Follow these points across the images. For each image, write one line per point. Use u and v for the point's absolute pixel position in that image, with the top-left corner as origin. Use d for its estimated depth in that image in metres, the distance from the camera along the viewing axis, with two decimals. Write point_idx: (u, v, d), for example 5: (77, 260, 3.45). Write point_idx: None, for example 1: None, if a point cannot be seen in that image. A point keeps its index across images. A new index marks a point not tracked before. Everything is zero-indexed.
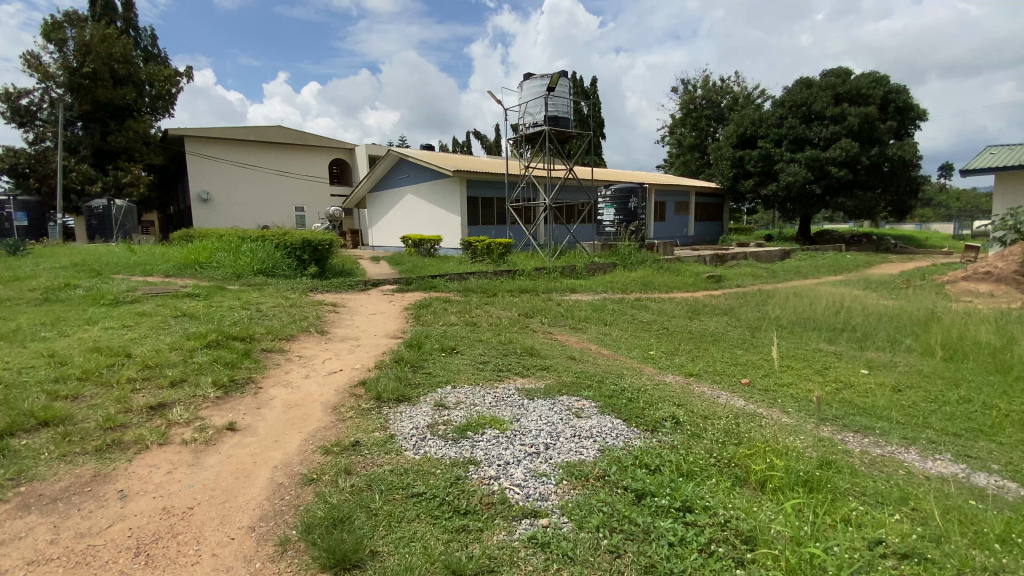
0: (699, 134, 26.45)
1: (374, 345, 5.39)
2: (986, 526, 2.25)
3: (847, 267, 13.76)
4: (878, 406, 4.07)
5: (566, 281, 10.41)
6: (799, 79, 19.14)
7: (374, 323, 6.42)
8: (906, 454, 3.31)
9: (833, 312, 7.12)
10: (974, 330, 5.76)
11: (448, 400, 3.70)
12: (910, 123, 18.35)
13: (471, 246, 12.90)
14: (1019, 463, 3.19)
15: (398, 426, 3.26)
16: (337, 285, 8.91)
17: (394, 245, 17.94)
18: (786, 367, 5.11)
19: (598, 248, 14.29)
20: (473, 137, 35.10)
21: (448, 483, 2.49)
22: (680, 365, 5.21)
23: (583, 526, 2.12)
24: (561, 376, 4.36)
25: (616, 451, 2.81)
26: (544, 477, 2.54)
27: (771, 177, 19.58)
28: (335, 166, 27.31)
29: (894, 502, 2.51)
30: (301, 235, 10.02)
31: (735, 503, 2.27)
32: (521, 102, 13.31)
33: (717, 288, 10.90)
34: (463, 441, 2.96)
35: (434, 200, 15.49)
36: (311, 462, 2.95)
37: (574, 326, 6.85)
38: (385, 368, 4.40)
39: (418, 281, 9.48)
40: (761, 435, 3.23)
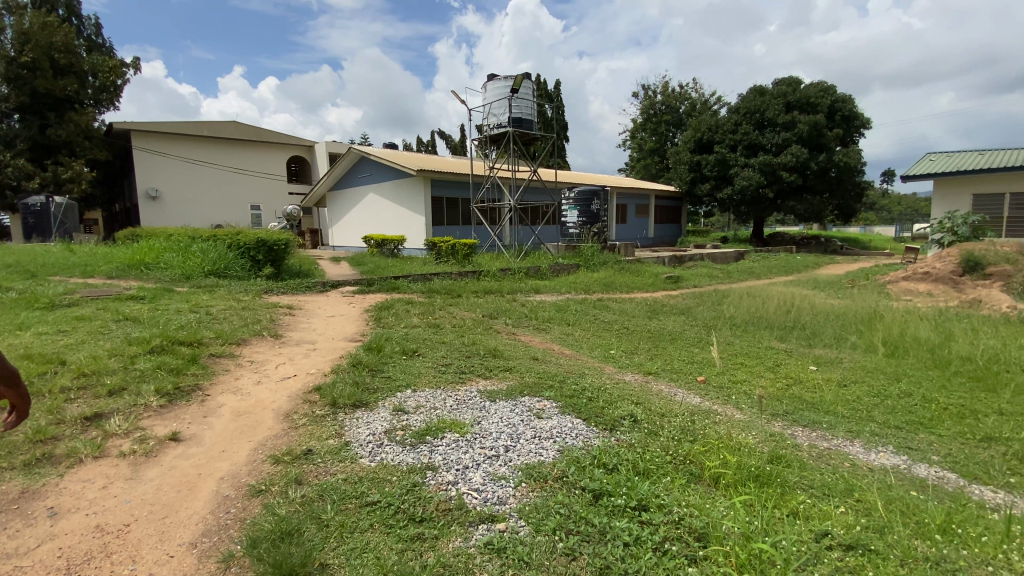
0: (659, 138, 27.10)
1: (331, 349, 5.22)
2: (927, 517, 2.36)
3: (797, 267, 14.42)
4: (825, 401, 4.25)
5: (531, 282, 10.45)
6: (753, 87, 19.89)
7: (332, 326, 6.23)
8: (851, 447, 3.46)
9: (784, 311, 7.41)
10: (913, 327, 6.10)
11: (408, 404, 3.61)
12: (855, 131, 19.36)
13: (435, 246, 12.77)
14: (957, 454, 3.37)
15: (354, 432, 3.15)
16: (295, 286, 8.65)
17: (355, 245, 17.55)
18: (739, 364, 5.27)
19: (562, 249, 14.44)
20: (438, 137, 34.80)
21: (403, 490, 2.41)
22: (639, 363, 5.29)
23: (540, 530, 2.10)
24: (523, 377, 4.34)
25: (575, 451, 2.81)
26: (502, 480, 2.51)
27: (726, 181, 20.28)
28: (293, 164, 26.49)
29: (839, 494, 2.61)
30: (256, 234, 9.64)
31: (689, 500, 2.30)
32: (485, 103, 13.26)
33: (676, 288, 11.20)
34: (422, 446, 2.90)
35: (397, 200, 15.24)
36: (260, 472, 2.81)
37: (538, 326, 6.87)
38: (342, 373, 4.26)
39: (380, 281, 9.31)
40: (714, 431, 3.30)
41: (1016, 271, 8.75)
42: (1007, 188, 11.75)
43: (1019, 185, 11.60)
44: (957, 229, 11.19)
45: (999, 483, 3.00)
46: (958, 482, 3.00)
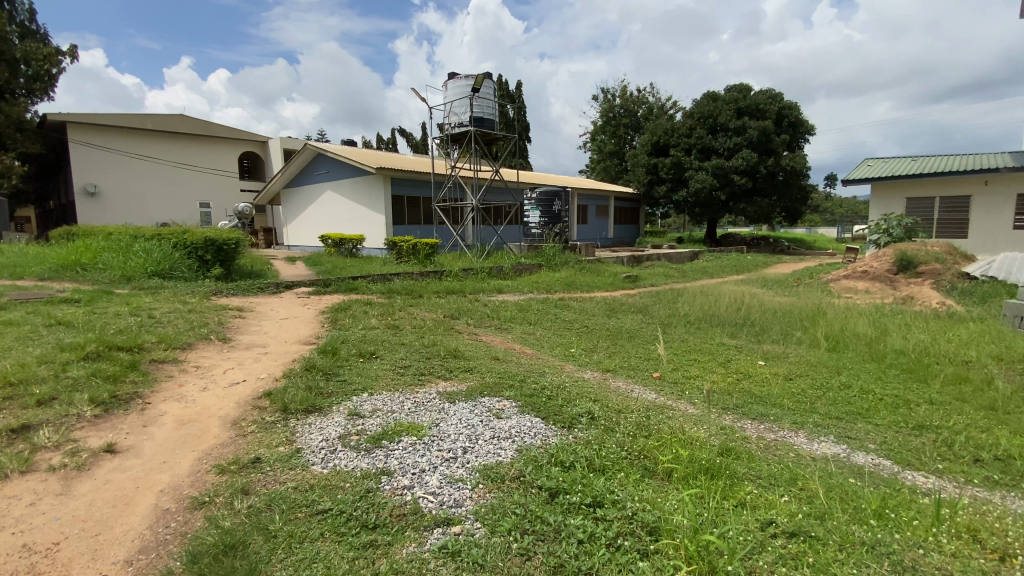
0: (618, 140, 27.65)
1: (283, 353, 5.03)
2: (863, 503, 2.49)
3: (748, 267, 15.02)
4: (773, 394, 4.43)
5: (493, 282, 10.42)
6: (706, 93, 20.58)
7: (285, 328, 6.01)
8: (796, 438, 3.61)
9: (735, 309, 7.69)
10: (853, 323, 6.46)
11: (363, 408, 3.52)
12: (800, 137, 20.34)
13: (396, 246, 12.54)
14: (891, 441, 3.59)
15: (305, 438, 3.05)
16: (247, 288, 8.31)
17: (312, 244, 17.02)
18: (693, 360, 5.43)
19: (524, 249, 14.48)
20: (398, 135, 34.27)
21: (356, 497, 2.35)
22: (598, 361, 5.37)
23: (495, 530, 2.09)
24: (483, 377, 4.32)
25: (533, 451, 2.81)
26: (460, 482, 2.48)
27: (682, 183, 20.88)
28: (245, 160, 25.47)
29: (784, 483, 2.72)
30: (204, 233, 9.19)
31: (642, 495, 2.34)
32: (446, 101, 13.14)
33: (635, 287, 11.43)
34: (377, 451, 2.82)
35: (356, 198, 14.89)
36: (203, 483, 2.67)
37: (499, 326, 6.85)
38: (295, 377, 4.10)
39: (338, 282, 9.07)
40: (668, 427, 3.38)
41: (944, 269, 9.41)
42: (936, 192, 12.62)
43: (946, 189, 12.48)
44: (892, 230, 11.95)
45: (930, 468, 3.21)
46: (892, 469, 3.19)
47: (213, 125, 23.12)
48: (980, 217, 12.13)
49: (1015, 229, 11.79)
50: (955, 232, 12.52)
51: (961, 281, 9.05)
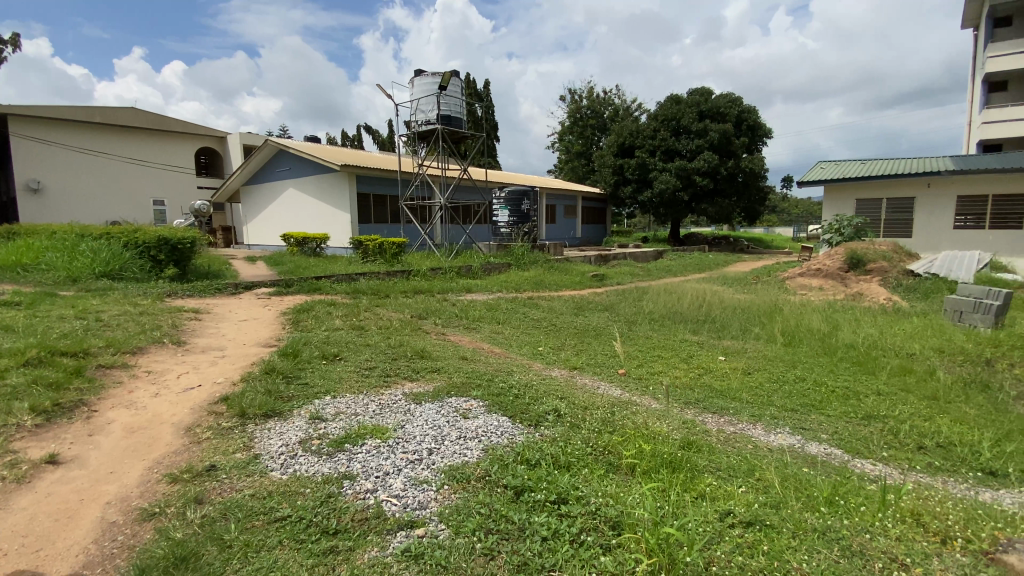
0: (585, 141, 27.97)
1: (242, 356, 4.85)
2: (816, 491, 2.60)
3: (710, 265, 15.44)
4: (732, 388, 4.56)
5: (461, 281, 10.34)
6: (670, 96, 21.03)
7: (245, 331, 5.80)
8: (754, 430, 3.73)
9: (697, 306, 7.89)
10: (808, 319, 6.74)
11: (326, 412, 3.43)
12: (759, 140, 21.04)
13: (362, 245, 12.29)
14: (842, 431, 3.75)
15: (264, 444, 2.95)
16: (203, 288, 7.99)
17: (274, 243, 16.52)
18: (657, 357, 5.54)
19: (492, 249, 14.43)
20: (364, 132, 33.62)
21: (317, 502, 2.28)
22: (565, 359, 5.41)
23: (460, 531, 2.07)
24: (451, 378, 4.28)
25: (499, 450, 2.80)
26: (425, 484, 2.45)
27: (647, 184, 21.28)
28: (202, 156, 24.49)
29: (743, 474, 2.81)
30: (157, 232, 8.80)
31: (606, 490, 2.37)
32: (412, 98, 12.97)
33: (602, 286, 11.57)
34: (339, 455, 2.76)
35: (320, 196, 14.54)
36: (154, 494, 2.55)
37: (467, 326, 6.80)
38: (254, 381, 3.97)
39: (300, 283, 8.82)
40: (632, 422, 3.43)
41: (890, 267, 9.92)
42: (884, 194, 13.28)
43: (892, 191, 13.14)
44: (843, 230, 12.52)
45: (878, 456, 3.37)
46: (843, 458, 3.33)
47: (167, 119, 22.15)
48: (923, 217, 12.83)
49: (954, 228, 12.51)
50: (901, 232, 13.18)
51: (907, 278, 9.55)
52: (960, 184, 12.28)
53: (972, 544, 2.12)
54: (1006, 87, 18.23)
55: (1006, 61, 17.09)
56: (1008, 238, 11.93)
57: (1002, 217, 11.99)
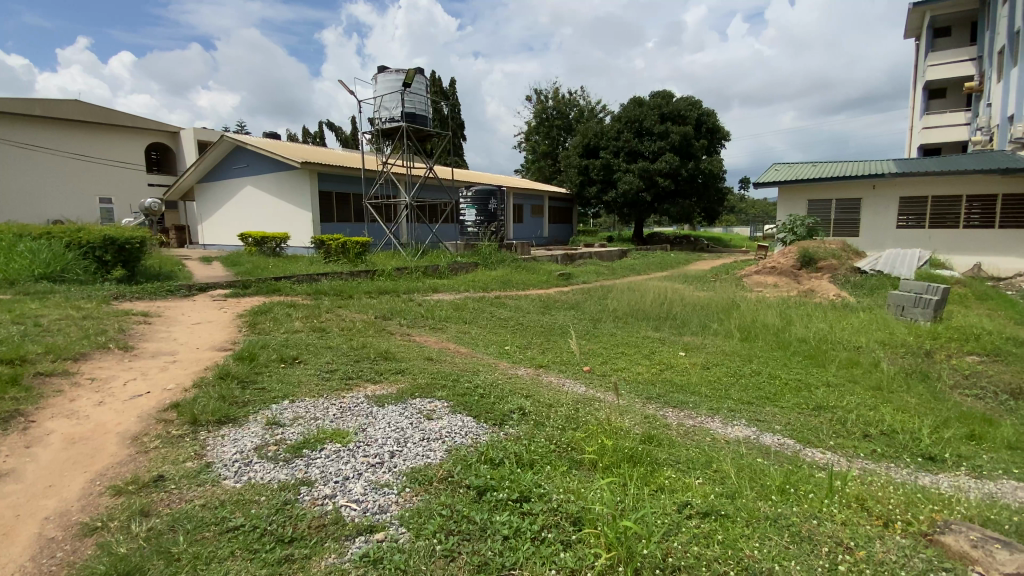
0: (551, 141, 28.19)
1: (194, 361, 4.65)
2: (769, 480, 2.70)
3: (673, 264, 15.84)
4: (692, 382, 4.70)
5: (428, 281, 10.23)
6: (633, 98, 21.38)
7: (198, 334, 5.57)
8: (712, 423, 3.85)
9: (659, 303, 8.08)
10: (763, 315, 7.00)
11: (283, 417, 3.33)
12: (718, 142, 21.68)
13: (324, 245, 11.99)
14: (793, 422, 3.91)
15: (216, 452, 2.84)
16: (153, 290, 7.62)
17: (231, 243, 15.92)
18: (621, 353, 5.65)
19: (459, 248, 14.31)
20: (326, 129, 32.83)
21: (272, 510, 2.21)
22: (532, 357, 5.44)
23: (420, 534, 2.04)
24: (415, 379, 4.22)
25: (462, 450, 2.78)
26: (385, 487, 2.40)
27: (611, 184, 21.63)
28: (153, 152, 23.36)
29: (701, 466, 2.89)
30: (102, 231, 8.34)
31: (568, 487, 2.39)
32: (376, 95, 12.72)
33: (568, 284, 11.69)
34: (297, 461, 2.68)
35: (280, 195, 14.12)
36: (96, 507, 2.41)
37: (433, 326, 6.74)
38: (207, 386, 3.82)
39: (258, 284, 8.52)
40: (595, 418, 3.49)
41: (840, 265, 10.42)
42: (833, 195, 13.92)
43: (842, 192, 13.78)
44: (796, 229, 13.07)
45: (826, 445, 3.52)
46: (795, 447, 3.47)
47: (114, 114, 21.09)
48: (869, 217, 13.51)
49: (897, 228, 13.22)
50: (850, 232, 13.83)
51: (854, 275, 10.05)
52: (902, 186, 12.99)
53: (911, 526, 2.25)
54: (944, 94, 19.41)
55: (944, 70, 18.18)
56: (945, 237, 12.68)
57: (940, 217, 12.73)
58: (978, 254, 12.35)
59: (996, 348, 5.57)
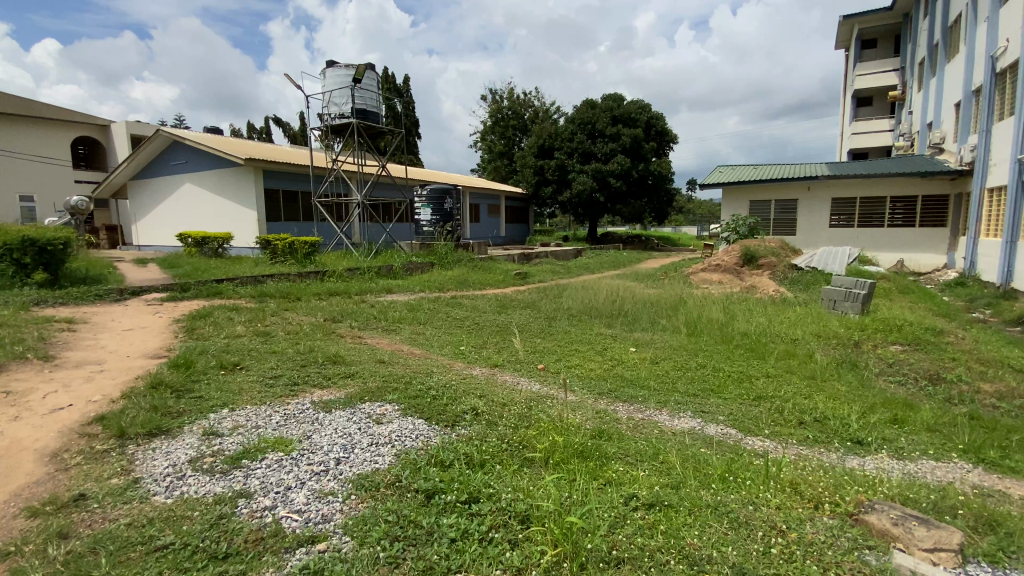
0: (507, 141, 28.26)
1: (124, 370, 4.35)
2: (713, 469, 2.80)
3: (624, 262, 16.22)
4: (641, 377, 4.83)
5: (382, 282, 10.03)
6: (585, 100, 21.71)
7: (129, 342, 5.21)
8: (660, 416, 3.96)
9: (611, 301, 8.26)
10: (709, 311, 7.26)
11: (222, 426, 3.17)
12: (666, 145, 22.36)
13: (270, 245, 11.52)
14: (735, 412, 4.07)
15: (146, 466, 2.66)
16: (80, 295, 7.09)
17: (168, 244, 15.03)
18: (575, 351, 5.72)
19: (414, 248, 14.06)
20: (273, 124, 31.53)
21: (205, 525, 2.10)
22: (487, 357, 5.42)
23: (364, 542, 1.99)
24: (365, 383, 4.10)
25: (412, 454, 2.73)
26: (329, 496, 2.33)
27: (566, 185, 21.90)
28: (80, 146, 21.73)
29: (648, 458, 2.97)
30: (20, 231, 7.68)
31: (519, 486, 2.40)
32: (324, 91, 12.31)
33: (523, 284, 11.74)
34: (235, 473, 2.56)
35: (223, 193, 13.45)
36: (6, 531, 2.18)
37: (387, 327, 6.60)
38: (137, 397, 3.57)
39: (198, 287, 8.07)
40: (547, 415, 3.53)
41: (778, 262, 11.00)
42: (773, 196, 14.65)
43: (780, 193, 14.53)
44: (739, 229, 13.72)
45: (764, 433, 3.70)
46: (736, 436, 3.62)
47: (35, 105, 19.53)
48: (805, 217, 14.31)
49: (830, 227, 14.07)
50: (788, 230, 14.59)
51: (791, 272, 10.77)
52: (834, 188, 13.83)
53: (839, 507, 2.39)
54: (871, 102, 20.81)
55: (871, 79, 19.45)
56: (873, 235, 13.60)
57: (867, 217, 13.65)
58: (901, 251, 13.31)
59: (916, 338, 6.03)
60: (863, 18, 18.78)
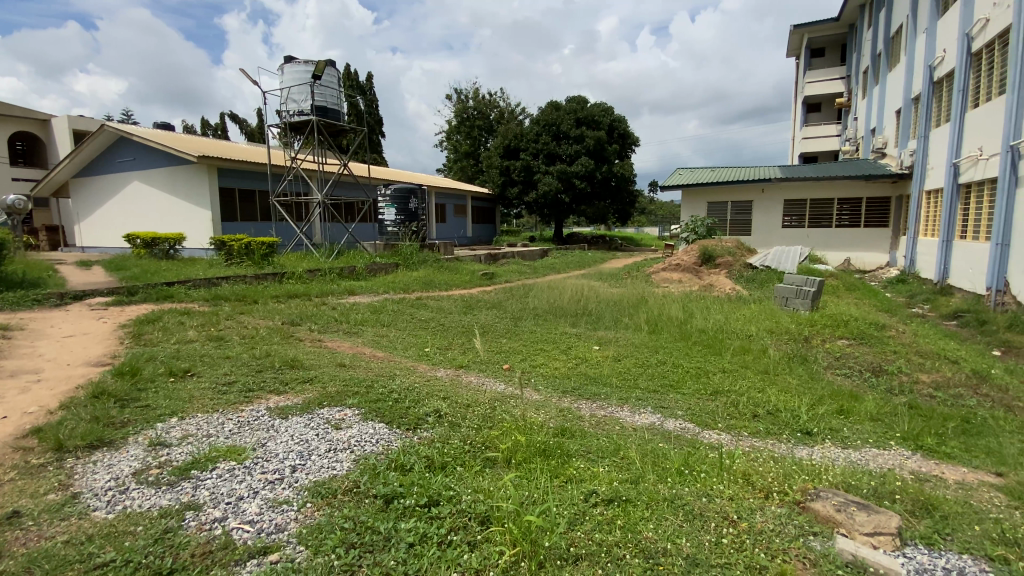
0: (473, 141, 28.18)
1: (64, 379, 4.10)
2: (671, 463, 2.87)
3: (589, 262, 16.42)
4: (604, 374, 4.91)
5: (343, 283, 9.82)
6: (550, 101, 21.89)
7: (69, 349, 4.91)
8: (622, 412, 4.04)
9: (576, 300, 8.36)
10: (669, 309, 7.45)
11: (170, 436, 3.04)
12: (629, 147, 22.76)
13: (226, 246, 11.08)
14: (693, 407, 4.20)
15: (87, 481, 2.52)
16: (15, 301, 6.64)
17: (115, 245, 14.28)
18: (539, 350, 5.77)
19: (378, 248, 13.84)
20: (230, 121, 30.41)
21: (149, 540, 2.00)
22: (452, 358, 5.39)
23: (319, 551, 1.95)
24: (324, 388, 4.01)
25: (371, 459, 2.68)
26: (284, 505, 2.27)
27: (532, 186, 22.01)
28: (18, 142, 20.40)
29: (609, 455, 3.02)
30: None
31: (480, 486, 2.40)
32: (282, 87, 11.95)
33: (490, 284, 11.73)
34: (183, 484, 2.45)
35: (174, 192, 12.88)
36: None
37: (348, 330, 6.46)
38: (77, 408, 3.37)
39: (147, 290, 7.68)
40: (510, 415, 3.54)
41: (735, 261, 11.37)
42: (730, 197, 15.14)
43: (737, 195, 15.03)
44: (698, 229, 14.15)
45: (720, 426, 3.83)
46: (693, 430, 3.73)
47: None
48: (760, 218, 14.86)
49: (783, 227, 14.65)
50: (745, 230, 15.10)
51: (747, 271, 11.08)
52: (787, 190, 14.41)
53: (788, 496, 2.49)
54: (820, 108, 21.81)
55: (820, 86, 20.35)
56: (822, 235, 14.24)
57: (817, 218, 14.28)
58: (848, 250, 13.99)
59: (861, 332, 6.36)
60: (813, 28, 19.62)
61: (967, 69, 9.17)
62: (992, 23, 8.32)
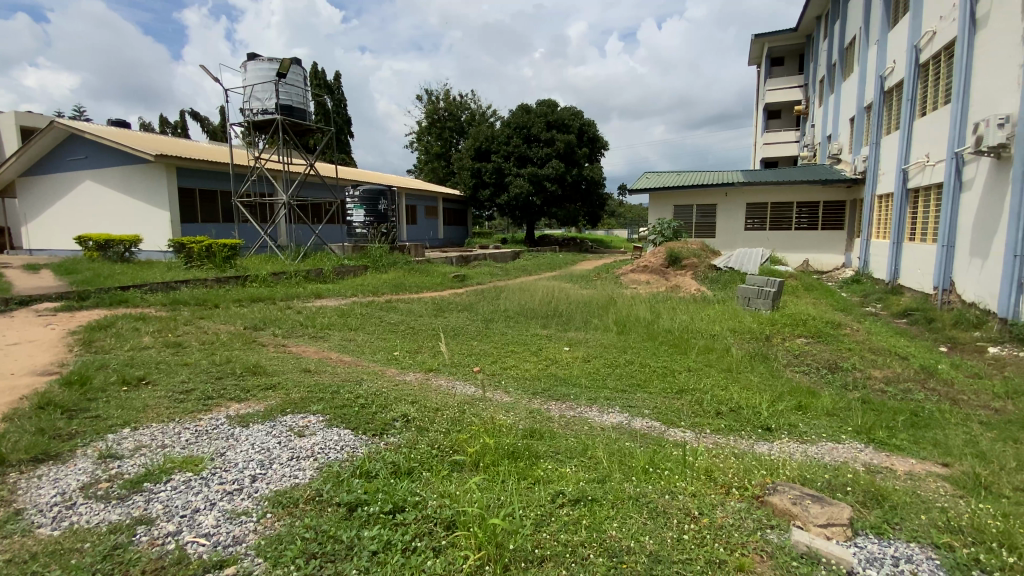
0: (444, 143, 28.04)
1: (7, 389, 3.89)
2: (637, 462, 2.93)
3: (560, 264, 16.56)
4: (573, 375, 4.97)
5: (310, 287, 9.61)
6: (521, 104, 21.97)
7: (15, 357, 4.66)
8: (590, 412, 4.08)
9: (546, 302, 8.42)
10: (636, 310, 7.59)
11: (121, 447, 2.90)
12: (598, 151, 23.04)
13: (185, 247, 10.69)
14: (660, 405, 4.28)
15: (30, 496, 2.39)
16: None
17: (64, 247, 13.58)
18: (510, 352, 5.79)
19: (347, 250, 13.59)
20: (190, 119, 29.35)
21: (97, 557, 1.92)
22: (421, 362, 5.34)
23: (277, 563, 1.90)
24: (288, 394, 3.92)
25: (335, 466, 2.63)
26: (242, 516, 2.20)
27: (503, 188, 22.04)
28: None
29: (577, 455, 3.05)
30: None
31: (445, 491, 2.39)
32: (245, 84, 11.62)
33: (462, 286, 11.68)
34: (135, 498, 2.36)
35: (129, 192, 12.35)
36: None
37: (314, 334, 6.34)
38: (20, 420, 3.20)
39: (101, 295, 7.36)
40: (479, 418, 3.53)
41: (700, 263, 11.65)
42: (696, 200, 15.53)
43: (702, 198, 15.43)
44: (666, 231, 14.44)
45: (685, 424, 3.92)
46: (659, 429, 3.81)
47: None
48: (724, 220, 15.28)
49: (746, 230, 15.10)
50: (709, 232, 15.51)
51: (712, 272, 11.37)
52: (749, 194, 14.87)
53: (747, 490, 2.57)
54: (780, 115, 22.61)
55: (781, 94, 21.08)
56: (782, 237, 14.73)
57: (778, 221, 14.76)
58: (807, 252, 14.52)
59: (819, 331, 6.61)
60: (773, 38, 20.33)
61: (915, 79, 9.68)
62: (938, 36, 8.78)
